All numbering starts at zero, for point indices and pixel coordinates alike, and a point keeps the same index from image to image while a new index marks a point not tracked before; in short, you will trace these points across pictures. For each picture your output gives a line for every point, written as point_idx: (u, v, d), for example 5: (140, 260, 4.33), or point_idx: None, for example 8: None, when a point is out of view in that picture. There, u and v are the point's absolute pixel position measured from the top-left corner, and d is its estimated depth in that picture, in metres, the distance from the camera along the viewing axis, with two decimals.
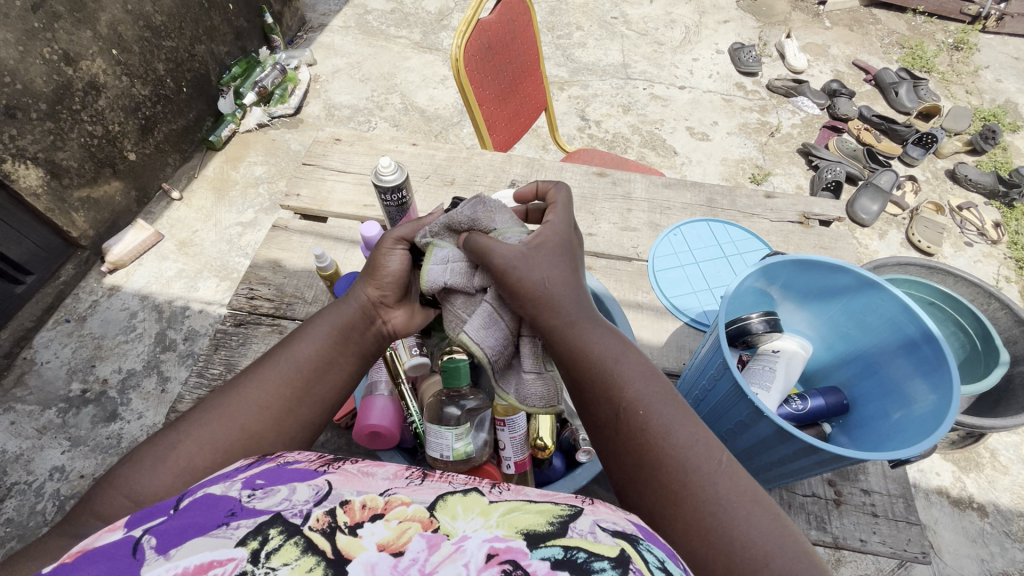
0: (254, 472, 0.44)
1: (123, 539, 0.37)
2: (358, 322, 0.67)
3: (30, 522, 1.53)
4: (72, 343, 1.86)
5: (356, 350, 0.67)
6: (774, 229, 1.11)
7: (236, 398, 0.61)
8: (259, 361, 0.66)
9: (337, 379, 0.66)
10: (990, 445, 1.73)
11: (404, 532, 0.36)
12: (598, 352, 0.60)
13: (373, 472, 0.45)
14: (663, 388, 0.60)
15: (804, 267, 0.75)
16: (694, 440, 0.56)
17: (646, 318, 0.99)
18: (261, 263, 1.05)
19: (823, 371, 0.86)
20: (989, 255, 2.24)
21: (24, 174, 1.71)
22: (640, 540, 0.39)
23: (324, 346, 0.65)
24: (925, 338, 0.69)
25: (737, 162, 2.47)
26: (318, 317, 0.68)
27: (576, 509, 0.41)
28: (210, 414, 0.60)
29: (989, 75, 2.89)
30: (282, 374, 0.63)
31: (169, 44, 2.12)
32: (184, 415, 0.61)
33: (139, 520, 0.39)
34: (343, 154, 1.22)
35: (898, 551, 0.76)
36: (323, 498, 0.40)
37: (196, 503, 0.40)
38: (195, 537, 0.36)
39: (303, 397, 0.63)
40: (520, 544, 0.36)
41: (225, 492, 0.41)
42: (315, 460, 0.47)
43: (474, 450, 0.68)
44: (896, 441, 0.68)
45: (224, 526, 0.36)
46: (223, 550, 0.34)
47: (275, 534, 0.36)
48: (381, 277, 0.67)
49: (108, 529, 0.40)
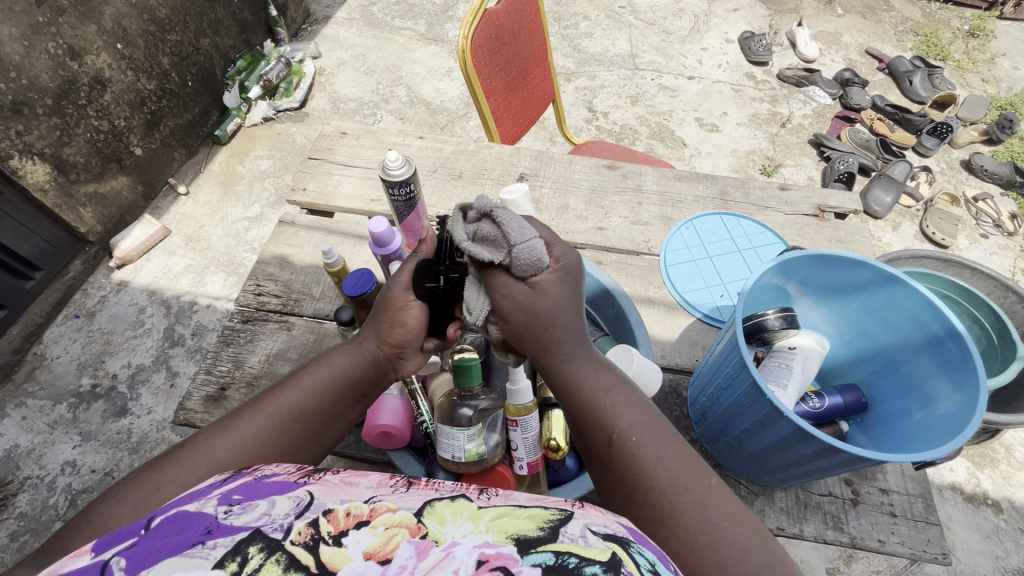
0: (230, 487, 0.43)
1: (94, 564, 0.37)
2: (372, 375, 0.67)
3: (43, 515, 1.55)
4: (82, 339, 1.87)
5: (363, 402, 0.67)
6: (788, 222, 1.09)
7: (228, 442, 0.59)
8: (253, 403, 0.63)
9: (338, 429, 0.66)
10: (1005, 441, 1.71)
11: (391, 539, 0.36)
12: (593, 385, 0.59)
13: (357, 481, 0.44)
14: (652, 419, 0.59)
15: (824, 261, 0.73)
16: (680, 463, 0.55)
17: (657, 314, 0.97)
18: (268, 259, 1.04)
19: (840, 369, 0.85)
20: (1005, 248, 2.20)
21: (31, 170, 1.71)
22: (631, 543, 0.39)
23: (328, 399, 0.64)
24: (951, 335, 0.66)
25: (747, 154, 2.43)
26: (324, 362, 0.66)
27: (566, 514, 0.40)
28: (196, 457, 0.57)
29: (1006, 62, 2.83)
30: (281, 423, 0.61)
31: (173, 37, 2.11)
32: (167, 454, 0.58)
33: (108, 543, 0.38)
34: (349, 148, 1.20)
35: (917, 551, 0.75)
36: (304, 510, 0.39)
37: (170, 521, 0.39)
38: (168, 557, 0.35)
39: (298, 447, 0.62)
40: (510, 550, 0.35)
41: (201, 509, 0.40)
42: (294, 472, 0.47)
43: (485, 451, 0.66)
44: (918, 441, 0.66)
45: (200, 545, 0.36)
46: (199, 571, 0.33)
47: (255, 552, 0.35)
48: (398, 338, 0.65)
49: (76, 554, 0.39)
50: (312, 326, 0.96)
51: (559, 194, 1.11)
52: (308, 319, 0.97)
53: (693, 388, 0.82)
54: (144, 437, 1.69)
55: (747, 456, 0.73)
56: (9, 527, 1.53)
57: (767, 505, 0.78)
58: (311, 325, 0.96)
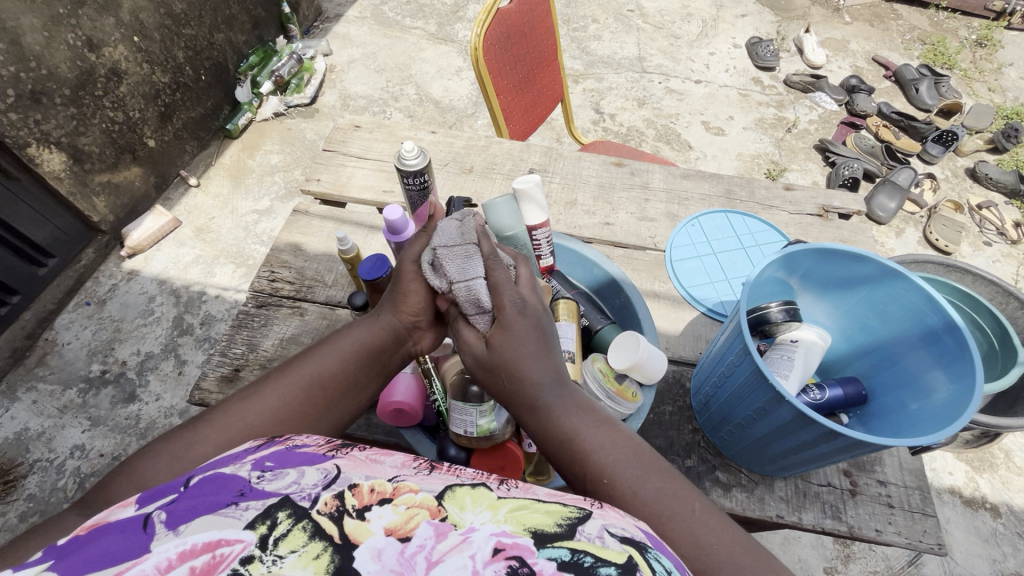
0: (263, 454, 0.45)
1: (136, 514, 0.39)
2: (390, 345, 0.69)
3: (52, 497, 1.57)
4: (92, 325, 1.90)
5: (381, 373, 0.69)
6: (792, 221, 1.11)
7: (258, 406, 0.61)
8: (279, 371, 0.65)
9: (360, 401, 0.67)
10: (1004, 446, 1.72)
11: (411, 518, 0.38)
12: (565, 426, 0.58)
13: (382, 459, 0.46)
14: (629, 447, 0.57)
15: (826, 256, 0.75)
16: (663, 491, 0.54)
17: (662, 307, 0.99)
18: (282, 247, 1.06)
19: (841, 363, 0.86)
20: (1009, 255, 2.21)
21: (48, 158, 1.74)
22: (648, 549, 0.40)
23: (352, 366, 0.67)
24: (947, 329, 0.68)
25: (752, 158, 2.45)
26: (346, 333, 0.69)
27: (584, 513, 0.42)
28: (225, 419, 0.59)
29: (1012, 72, 2.84)
30: (307, 389, 0.64)
31: (188, 32, 2.14)
32: (197, 417, 0.60)
33: (150, 498, 0.41)
34: (363, 141, 1.23)
35: (914, 541, 0.76)
36: (331, 482, 0.41)
37: (206, 482, 0.41)
38: (205, 514, 0.37)
39: (323, 414, 0.64)
40: (526, 542, 0.37)
41: (235, 473, 0.42)
42: (323, 445, 0.48)
43: (496, 428, 0.68)
44: (915, 429, 0.68)
45: (233, 506, 0.38)
46: (232, 530, 0.36)
47: (283, 518, 0.37)
48: (415, 304, 0.68)
49: (121, 504, 0.41)
50: (325, 312, 0.98)
51: (568, 190, 1.14)
52: (321, 305, 0.99)
53: (696, 378, 0.84)
54: (152, 423, 1.71)
55: (749, 445, 0.75)
56: (18, 508, 1.55)
57: (767, 494, 0.80)
58: (324, 310, 0.98)
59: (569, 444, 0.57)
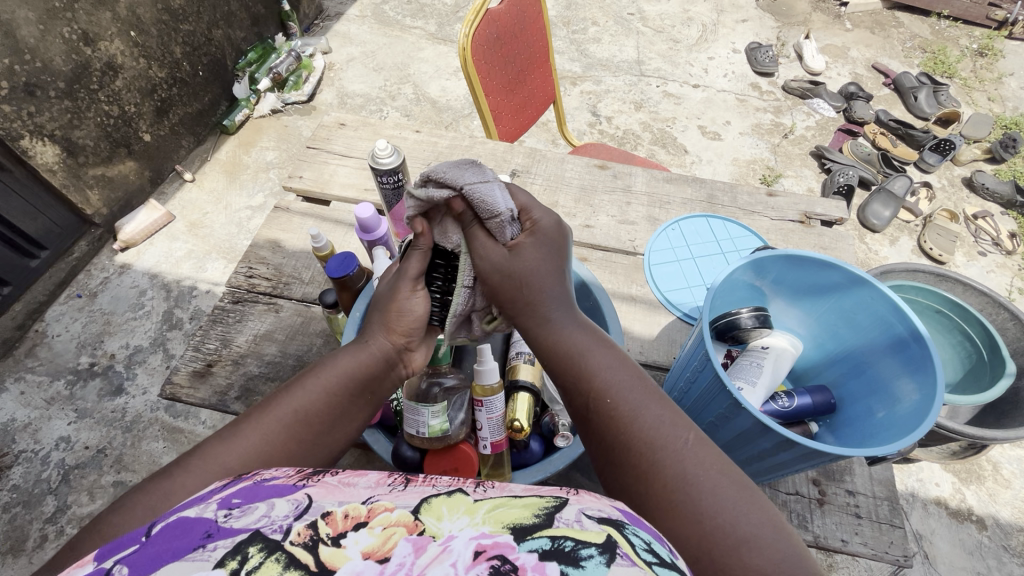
0: (230, 492, 0.44)
1: (97, 571, 0.38)
2: (380, 370, 0.65)
3: (35, 488, 1.58)
4: (83, 318, 1.91)
5: (372, 400, 0.65)
6: (773, 227, 1.10)
7: (237, 447, 0.57)
8: (261, 406, 0.61)
9: (349, 431, 0.64)
10: (992, 458, 1.71)
11: (389, 538, 0.37)
12: (575, 343, 0.60)
13: (355, 481, 0.46)
14: (632, 372, 0.59)
15: (796, 261, 0.75)
16: (663, 420, 0.55)
17: (637, 312, 0.99)
18: (261, 243, 1.06)
19: (812, 370, 0.86)
20: (1003, 266, 2.20)
21: (41, 151, 1.75)
22: (625, 525, 0.41)
23: (338, 398, 0.62)
24: (913, 337, 0.68)
25: (748, 163, 2.44)
26: (330, 362, 0.64)
27: (561, 500, 0.42)
28: (201, 462, 0.55)
29: (1013, 82, 2.83)
30: (290, 426, 0.60)
31: (186, 27, 2.15)
32: (173, 464, 0.56)
33: (109, 551, 0.40)
34: (347, 139, 1.23)
35: (880, 553, 0.76)
36: (303, 512, 0.40)
37: (170, 528, 0.40)
38: (170, 562, 0.36)
39: (308, 450, 0.60)
40: (506, 539, 0.37)
41: (200, 514, 0.41)
42: (294, 475, 0.48)
43: (449, 428, 0.69)
44: (880, 438, 0.67)
45: (200, 549, 0.37)
46: (201, 573, 0.35)
47: (254, 552, 0.36)
48: (405, 325, 0.64)
49: (78, 563, 0.40)
50: (300, 310, 0.98)
51: (549, 191, 1.13)
52: (296, 303, 0.99)
53: (666, 383, 0.83)
54: (138, 417, 1.71)
55: None
56: (2, 498, 1.56)
57: None
58: (299, 308, 0.98)
59: (573, 362, 0.59)
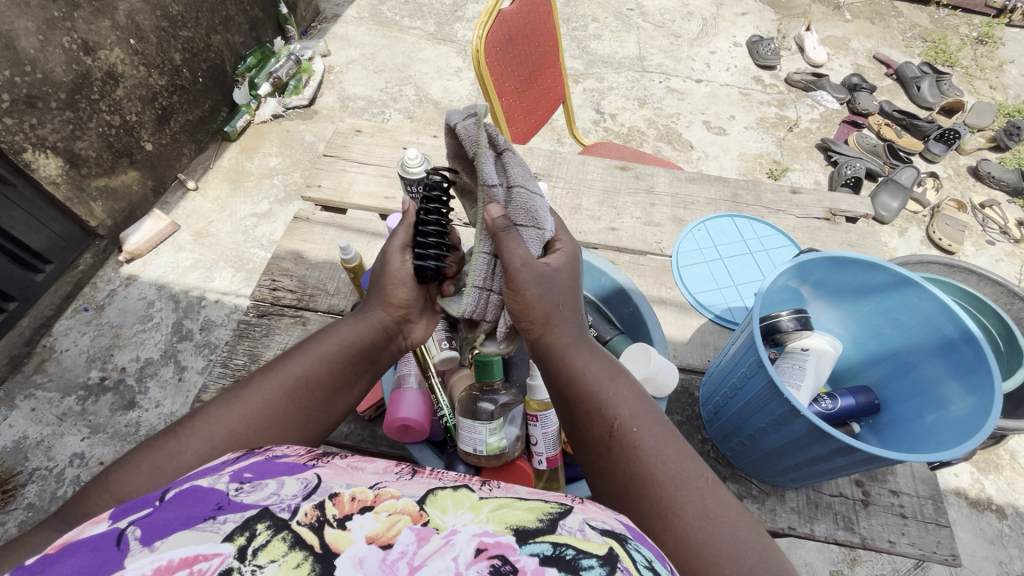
0: (241, 466, 0.44)
1: (110, 530, 0.37)
2: (379, 342, 0.69)
3: (52, 506, 1.56)
4: (91, 331, 1.88)
5: (369, 369, 0.69)
6: (800, 225, 1.10)
7: (239, 411, 0.59)
8: (263, 371, 0.63)
9: (349, 400, 0.67)
10: (1010, 447, 1.71)
11: (394, 525, 0.37)
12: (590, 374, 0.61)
13: (364, 466, 0.45)
14: (638, 401, 0.59)
15: (840, 264, 0.74)
16: (666, 449, 0.55)
17: (670, 315, 0.98)
18: (283, 255, 1.05)
19: (853, 370, 0.85)
20: (1011, 254, 2.20)
21: (44, 163, 1.72)
22: (628, 539, 0.39)
23: (342, 367, 0.65)
24: (965, 338, 0.67)
25: (754, 157, 2.44)
26: (333, 330, 0.67)
27: (566, 507, 0.41)
28: (206, 425, 0.57)
29: (1014, 70, 2.83)
30: (291, 391, 0.62)
31: (185, 34, 2.12)
32: (178, 424, 0.58)
33: (124, 512, 0.39)
34: (364, 145, 1.21)
35: (927, 552, 0.75)
36: (312, 492, 0.39)
37: (182, 495, 0.39)
38: (182, 529, 0.35)
39: (308, 418, 0.62)
40: (509, 540, 0.36)
41: (213, 485, 0.40)
42: (302, 455, 0.47)
43: (506, 445, 0.68)
44: (932, 442, 0.66)
45: (211, 520, 0.36)
46: (210, 544, 0.34)
47: (262, 529, 0.35)
48: (401, 300, 0.68)
49: (93, 521, 0.39)
50: (326, 322, 0.97)
51: (572, 194, 1.12)
52: (323, 315, 0.98)
53: (706, 387, 0.82)
54: (153, 430, 1.70)
55: (761, 455, 0.73)
56: (17, 517, 1.54)
57: (779, 505, 0.79)
58: (326, 320, 0.97)
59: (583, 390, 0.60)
